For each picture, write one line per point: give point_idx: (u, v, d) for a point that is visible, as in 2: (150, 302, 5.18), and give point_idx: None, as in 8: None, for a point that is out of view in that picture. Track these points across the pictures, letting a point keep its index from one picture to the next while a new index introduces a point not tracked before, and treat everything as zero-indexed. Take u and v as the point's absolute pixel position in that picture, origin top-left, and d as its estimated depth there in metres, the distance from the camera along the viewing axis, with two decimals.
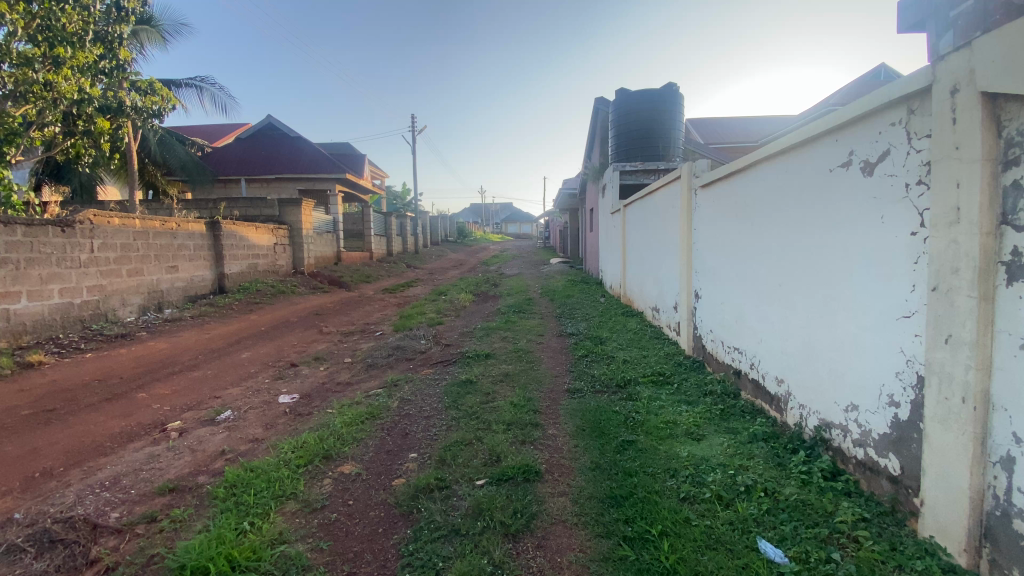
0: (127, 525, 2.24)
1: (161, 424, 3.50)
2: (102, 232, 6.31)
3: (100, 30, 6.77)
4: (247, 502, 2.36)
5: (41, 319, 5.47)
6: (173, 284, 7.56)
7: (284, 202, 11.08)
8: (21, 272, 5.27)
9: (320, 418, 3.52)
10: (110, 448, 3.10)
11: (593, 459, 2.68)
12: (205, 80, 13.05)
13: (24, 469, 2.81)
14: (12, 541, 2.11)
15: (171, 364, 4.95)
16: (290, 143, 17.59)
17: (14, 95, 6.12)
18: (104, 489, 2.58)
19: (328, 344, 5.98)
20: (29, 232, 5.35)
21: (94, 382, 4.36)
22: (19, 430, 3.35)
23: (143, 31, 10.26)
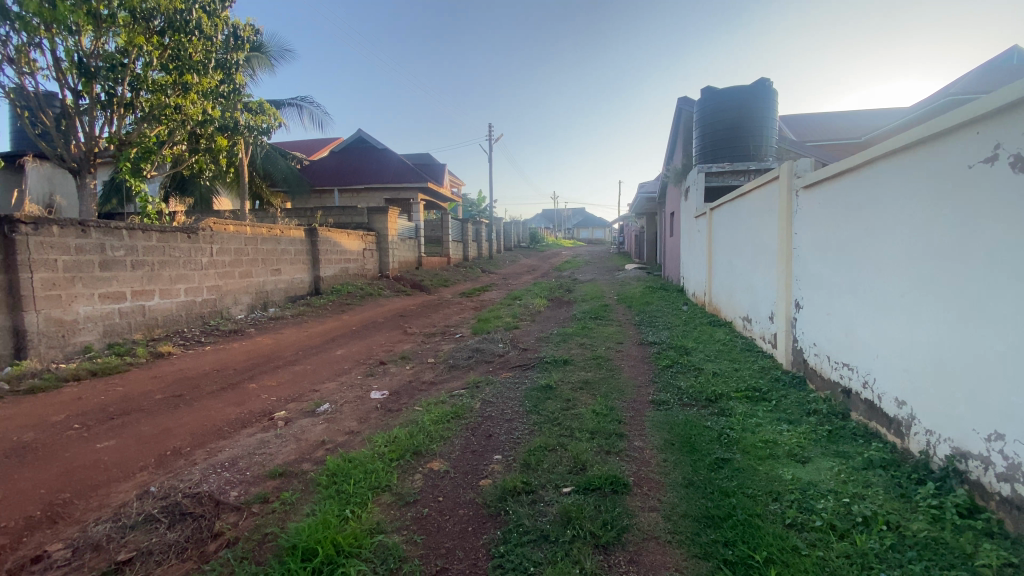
0: (244, 504, 2.46)
1: (269, 413, 3.84)
2: (220, 238, 7.07)
3: (221, 58, 7.60)
4: (347, 490, 2.52)
5: (169, 315, 6.22)
6: (277, 286, 8.29)
7: (373, 211, 11.78)
8: (155, 272, 6.03)
9: (407, 414, 3.68)
10: (226, 432, 3.44)
11: (684, 476, 2.56)
12: (304, 99, 14.21)
13: (158, 447, 3.19)
14: (149, 511, 2.38)
15: (275, 358, 5.41)
16: (377, 154, 18.72)
17: (150, 118, 7.03)
18: (224, 469, 2.86)
19: (412, 344, 6.25)
20: (161, 238, 6.09)
21: (213, 372, 4.89)
22: (154, 411, 3.82)
23: (254, 57, 11.37)
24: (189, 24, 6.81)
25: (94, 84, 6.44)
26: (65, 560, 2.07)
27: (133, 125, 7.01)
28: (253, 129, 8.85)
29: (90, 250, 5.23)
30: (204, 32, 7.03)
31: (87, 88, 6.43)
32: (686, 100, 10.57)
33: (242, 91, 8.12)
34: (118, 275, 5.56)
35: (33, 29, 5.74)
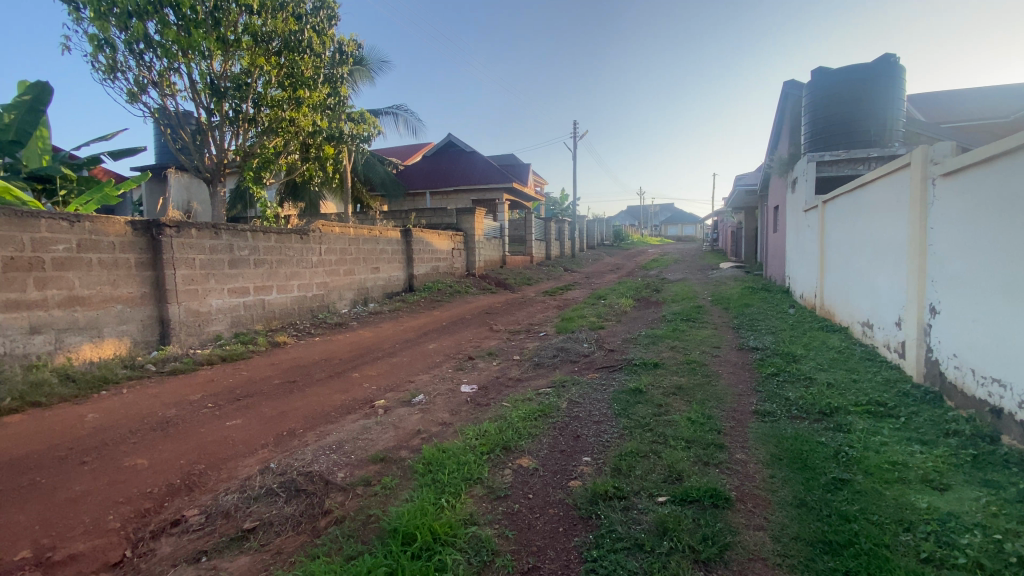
0: (350, 485, 2.65)
1: (370, 401, 4.11)
2: (327, 238, 7.70)
3: (329, 72, 8.28)
4: (442, 479, 2.63)
5: (285, 308, 6.90)
6: (376, 283, 8.86)
7: (461, 211, 12.20)
8: (274, 270, 6.72)
9: (496, 410, 3.75)
10: (333, 417, 3.74)
11: (795, 495, 2.35)
12: (399, 107, 15.05)
13: (276, 428, 3.54)
14: (270, 485, 2.65)
15: (374, 350, 5.79)
16: (465, 156, 19.36)
17: (269, 131, 7.81)
18: (332, 452, 3.10)
19: (499, 341, 6.37)
20: (279, 239, 6.77)
21: (321, 361, 5.35)
22: (272, 395, 4.26)
23: (356, 70, 12.23)
24: (302, 44, 7.55)
25: (224, 103, 7.30)
26: (200, 525, 2.36)
27: (254, 138, 7.79)
28: (355, 138, 9.52)
29: (221, 250, 5.94)
30: (314, 51, 7.68)
31: (217, 107, 7.28)
32: (792, 83, 9.65)
33: (346, 103, 8.77)
34: (243, 272, 6.25)
35: (173, 55, 6.60)
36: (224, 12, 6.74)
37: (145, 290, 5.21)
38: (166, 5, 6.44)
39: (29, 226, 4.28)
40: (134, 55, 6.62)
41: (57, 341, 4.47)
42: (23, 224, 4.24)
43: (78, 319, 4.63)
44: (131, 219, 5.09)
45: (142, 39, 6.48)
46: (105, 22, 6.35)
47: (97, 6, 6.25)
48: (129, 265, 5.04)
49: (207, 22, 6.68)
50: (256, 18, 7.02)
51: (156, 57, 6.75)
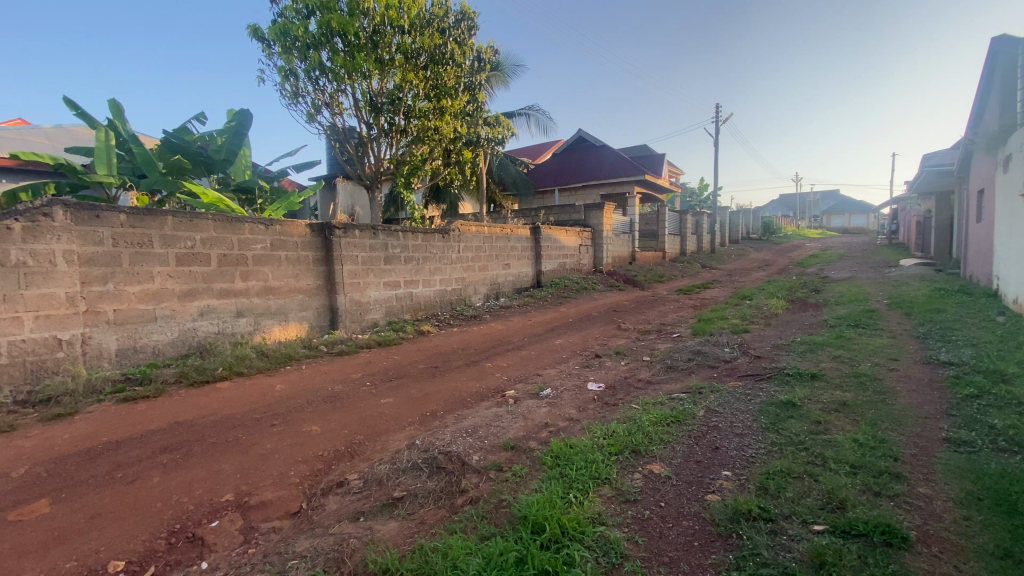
0: (483, 469, 2.81)
1: (502, 390, 4.30)
2: (465, 237, 8.22)
3: (469, 81, 8.83)
4: (571, 475, 2.65)
5: (428, 301, 7.54)
6: (507, 278, 9.23)
7: (590, 207, 12.09)
8: (419, 266, 7.36)
9: (625, 411, 3.66)
10: (469, 403, 3.99)
11: (999, 545, 1.91)
12: (531, 108, 15.40)
13: (420, 408, 3.89)
14: (415, 460, 2.92)
15: (505, 342, 6.04)
16: (595, 151, 19.14)
17: (417, 139, 8.55)
18: (468, 435, 3.29)
19: (628, 340, 6.20)
20: (424, 238, 7.40)
21: (458, 350, 5.74)
22: (417, 377, 4.69)
23: (492, 76, 12.80)
24: (446, 56, 8.14)
25: (380, 116, 8.18)
26: (359, 488, 2.70)
27: (403, 147, 8.60)
28: (492, 140, 9.98)
29: (378, 248, 6.70)
30: (456, 61, 8.28)
31: (375, 121, 8.20)
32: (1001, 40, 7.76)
33: (483, 108, 9.26)
34: (395, 268, 6.96)
35: (340, 78, 7.58)
36: (381, 35, 7.51)
37: (319, 282, 6.10)
38: (336, 34, 7.42)
39: (236, 230, 5.26)
40: (311, 81, 7.75)
41: (255, 323, 5.47)
42: (232, 228, 5.22)
43: (270, 305, 5.61)
44: (310, 223, 5.97)
45: (317, 67, 7.55)
46: (290, 55, 7.52)
47: (285, 42, 7.45)
48: (307, 261, 5.95)
49: (367, 45, 7.54)
50: (407, 37, 7.73)
51: (327, 81, 7.81)
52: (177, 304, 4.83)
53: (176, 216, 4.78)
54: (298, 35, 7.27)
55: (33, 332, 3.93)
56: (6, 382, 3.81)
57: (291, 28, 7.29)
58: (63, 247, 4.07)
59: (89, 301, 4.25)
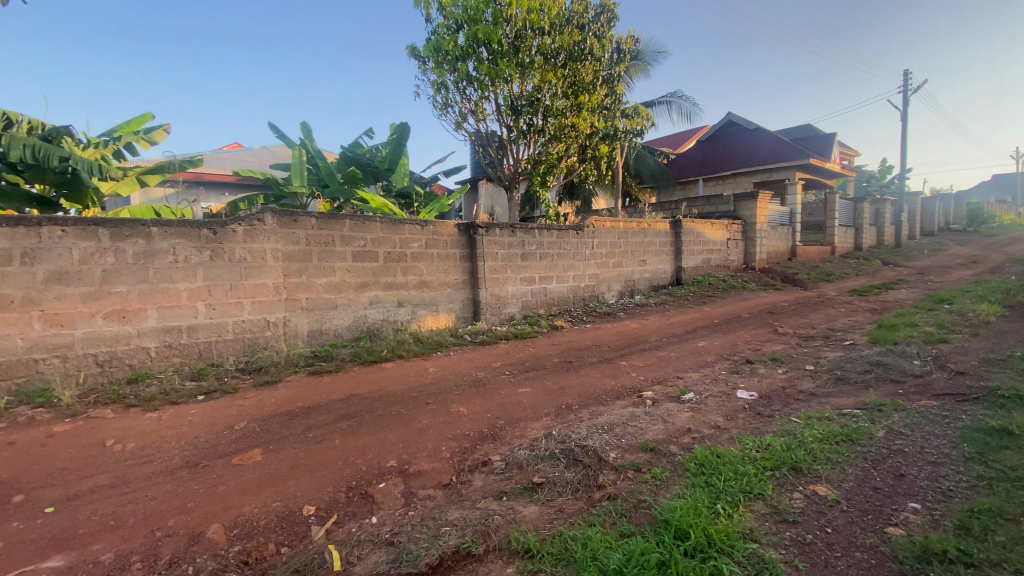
0: (621, 467, 2.77)
1: (639, 391, 4.18)
2: (600, 233, 8.13)
3: (608, 73, 8.72)
4: (718, 485, 2.49)
5: (562, 297, 7.64)
6: (643, 275, 8.91)
7: (740, 197, 11.06)
8: (554, 263, 7.49)
9: (782, 424, 3.29)
10: (605, 400, 3.96)
11: None
12: (673, 95, 14.60)
13: (557, 400, 3.98)
14: (553, 450, 3.00)
15: (642, 341, 5.85)
16: (747, 136, 17.43)
17: (554, 138, 8.66)
18: (604, 431, 3.27)
19: (784, 345, 5.56)
20: (559, 235, 7.51)
21: (594, 346, 5.72)
22: (553, 371, 4.79)
23: (632, 65, 12.42)
24: (585, 51, 8.14)
25: (520, 119, 8.46)
26: (501, 470, 2.86)
27: (540, 146, 8.80)
28: (630, 133, 9.71)
29: (516, 245, 6.99)
30: (595, 55, 8.23)
31: (515, 123, 8.50)
32: None
33: (621, 100, 9.07)
34: (531, 264, 7.19)
35: (483, 85, 8.03)
36: (522, 39, 7.76)
37: (463, 277, 6.57)
38: (481, 44, 7.87)
39: (398, 230, 5.91)
40: (459, 91, 8.33)
41: (412, 312, 6.10)
42: (394, 229, 5.88)
43: (424, 297, 6.20)
44: (457, 222, 6.46)
45: (464, 78, 8.10)
46: (441, 69, 8.17)
47: (437, 57, 8.10)
48: (455, 257, 6.45)
49: (510, 51, 7.86)
50: (547, 38, 7.89)
51: (473, 89, 8.32)
52: (352, 294, 5.61)
53: (352, 220, 5.54)
54: (449, 49, 7.88)
55: (250, 314, 4.91)
56: (233, 353, 4.83)
57: (443, 44, 7.91)
58: (271, 246, 5.00)
59: (289, 291, 5.16)
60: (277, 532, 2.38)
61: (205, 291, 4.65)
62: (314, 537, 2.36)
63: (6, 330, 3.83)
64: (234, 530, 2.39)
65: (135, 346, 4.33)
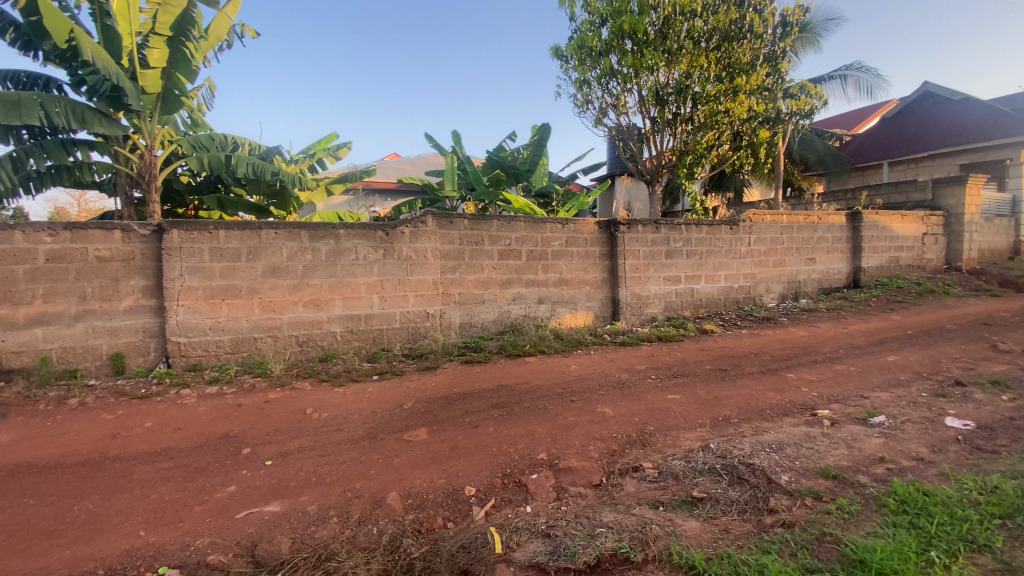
0: (797, 493, 2.46)
1: (812, 408, 3.69)
2: (758, 228, 7.37)
3: (770, 51, 7.86)
4: (927, 528, 2.08)
5: (713, 298, 7.10)
6: (810, 276, 7.86)
7: (941, 183, 9.14)
8: (704, 261, 7.00)
9: (1015, 464, 2.64)
10: (769, 416, 3.57)
11: None
12: (849, 67, 12.63)
13: (713, 411, 3.70)
14: (713, 464, 2.80)
15: (812, 352, 5.16)
16: (951, 108, 14.34)
17: (703, 126, 8.06)
18: (772, 451, 2.95)
19: (1011, 366, 4.44)
20: (710, 231, 6.98)
21: (752, 354, 5.19)
22: (706, 379, 4.46)
23: (797, 39, 11.02)
24: (742, 29, 7.43)
25: (665, 108, 8.00)
26: (655, 478, 2.75)
27: (687, 136, 8.26)
28: (794, 114, 8.64)
29: (660, 242, 6.67)
30: (754, 32, 7.47)
31: (660, 114, 8.08)
32: None
33: (785, 78, 8.11)
34: (678, 262, 6.81)
35: (627, 77, 7.78)
36: (671, 24, 7.35)
37: (604, 275, 6.47)
38: (626, 35, 7.63)
39: (540, 229, 6.04)
40: (601, 86, 8.21)
41: (552, 310, 6.20)
42: (537, 228, 6.02)
43: (564, 295, 6.25)
44: (599, 220, 6.39)
45: (608, 72, 7.94)
46: (584, 65, 8.11)
47: (580, 55, 8.04)
48: (595, 255, 6.39)
49: (656, 39, 7.50)
50: (698, 20, 7.38)
51: (616, 83, 8.13)
52: (498, 290, 5.89)
53: (498, 220, 5.81)
54: (592, 45, 7.79)
55: (413, 306, 5.44)
56: (399, 340, 5.40)
57: (586, 40, 7.85)
58: (430, 246, 5.47)
59: (445, 286, 5.60)
60: (443, 507, 2.59)
61: (378, 285, 5.27)
62: (475, 517, 2.52)
63: (237, 313, 4.77)
64: (408, 500, 2.67)
65: (326, 330, 5.09)
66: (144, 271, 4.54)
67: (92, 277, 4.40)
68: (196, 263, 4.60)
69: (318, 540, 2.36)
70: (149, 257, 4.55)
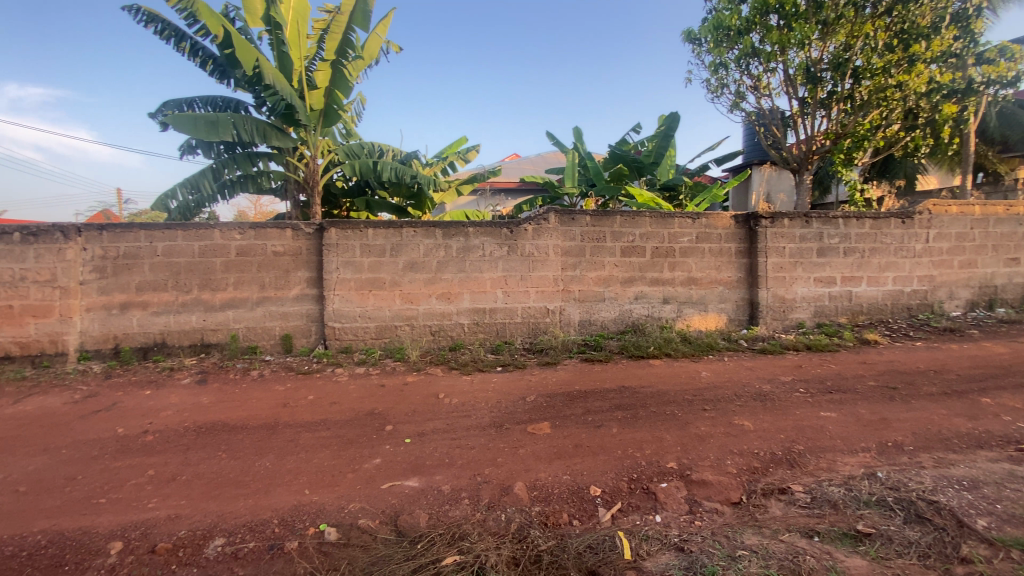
0: (999, 543, 2.03)
1: (1019, 443, 3.01)
2: (939, 221, 6.20)
3: (959, 9, 6.56)
4: None
5: (875, 303, 6.15)
6: (1012, 280, 6.43)
7: None
8: (865, 259, 6.09)
9: None
10: (957, 447, 2.99)
11: None
12: None
13: (878, 435, 3.20)
14: (882, 496, 2.43)
15: (1016, 374, 4.21)
16: None
17: (866, 106, 7.00)
18: (963, 488, 2.46)
19: None
20: (874, 225, 6.05)
21: (930, 372, 4.39)
22: (868, 397, 3.87)
23: None
24: None
25: (819, 87, 7.10)
26: (806, 503, 2.47)
27: (845, 116, 7.25)
28: (992, 83, 7.11)
29: (810, 238, 5.96)
30: None
31: (811, 94, 7.20)
32: None
33: (980, 40, 6.71)
34: (831, 261, 6.02)
35: (771, 56, 7.03)
36: None
37: (740, 275, 5.96)
38: (771, 10, 6.89)
39: (668, 224, 5.75)
40: (740, 68, 7.54)
41: (679, 310, 5.87)
42: (664, 223, 5.74)
43: (693, 295, 5.89)
44: (735, 214, 5.89)
45: (748, 51, 7.26)
46: (721, 47, 7.50)
47: (717, 36, 7.43)
48: (731, 253, 5.91)
49: (809, 10, 6.66)
50: None
51: (757, 63, 7.41)
52: (620, 288, 5.74)
53: (622, 215, 5.65)
54: (730, 24, 7.17)
55: (535, 302, 5.54)
56: (521, 334, 5.53)
57: (724, 19, 7.25)
58: (553, 242, 5.52)
59: (565, 282, 5.60)
60: (569, 504, 2.59)
61: (502, 280, 5.45)
62: (601, 519, 2.48)
63: (381, 303, 5.28)
64: (535, 492, 2.72)
65: (455, 322, 5.40)
66: (308, 264, 5.23)
67: (269, 269, 5.18)
68: (349, 257, 5.18)
69: (452, 519, 2.51)
70: (311, 253, 5.22)
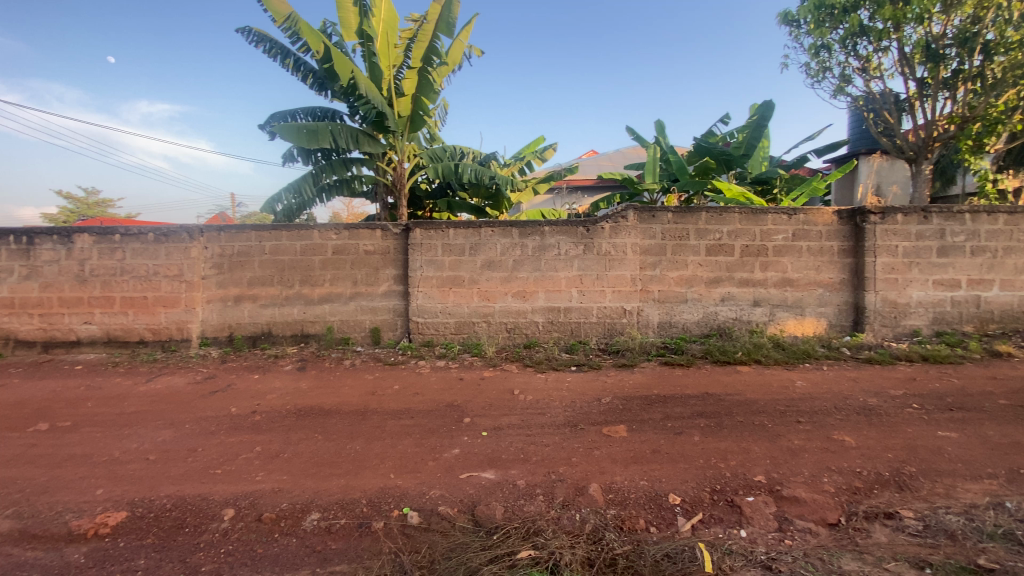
0: None
1: None
2: None
3: None
4: None
5: (1011, 310, 5.34)
6: None
7: None
8: (998, 260, 5.31)
9: None
10: None
11: None
12: None
13: (1010, 461, 2.80)
14: (1012, 531, 2.15)
15: None
16: None
17: (1002, 84, 6.11)
18: None
19: None
20: (1011, 220, 5.26)
21: None
22: (999, 417, 3.39)
23: None
24: None
25: (941, 66, 6.30)
26: (917, 531, 2.23)
27: (974, 97, 6.37)
28: None
29: (929, 235, 5.31)
30: None
31: (931, 73, 6.40)
32: None
33: None
34: (956, 262, 5.32)
35: (884, 33, 6.33)
36: None
37: (843, 276, 5.45)
38: None
39: (759, 220, 5.40)
40: (845, 49, 6.87)
41: (770, 314, 5.49)
42: (755, 220, 5.39)
43: (787, 297, 5.48)
44: (838, 208, 5.39)
45: (856, 30, 6.60)
46: (823, 27, 6.88)
47: (818, 16, 6.80)
48: (832, 252, 5.42)
49: None
50: None
51: (867, 42, 6.71)
52: (704, 289, 5.48)
53: (708, 212, 5.39)
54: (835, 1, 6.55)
55: (611, 302, 5.45)
56: (597, 334, 5.47)
57: None
58: (632, 241, 5.39)
59: (644, 282, 5.45)
60: (646, 510, 2.54)
61: (578, 279, 5.42)
62: (681, 528, 2.40)
63: (461, 300, 5.47)
64: (610, 494, 2.69)
65: (531, 320, 5.46)
66: (395, 262, 5.55)
67: (360, 267, 5.56)
68: (431, 256, 5.42)
69: (527, 514, 2.55)
70: (398, 252, 5.53)
